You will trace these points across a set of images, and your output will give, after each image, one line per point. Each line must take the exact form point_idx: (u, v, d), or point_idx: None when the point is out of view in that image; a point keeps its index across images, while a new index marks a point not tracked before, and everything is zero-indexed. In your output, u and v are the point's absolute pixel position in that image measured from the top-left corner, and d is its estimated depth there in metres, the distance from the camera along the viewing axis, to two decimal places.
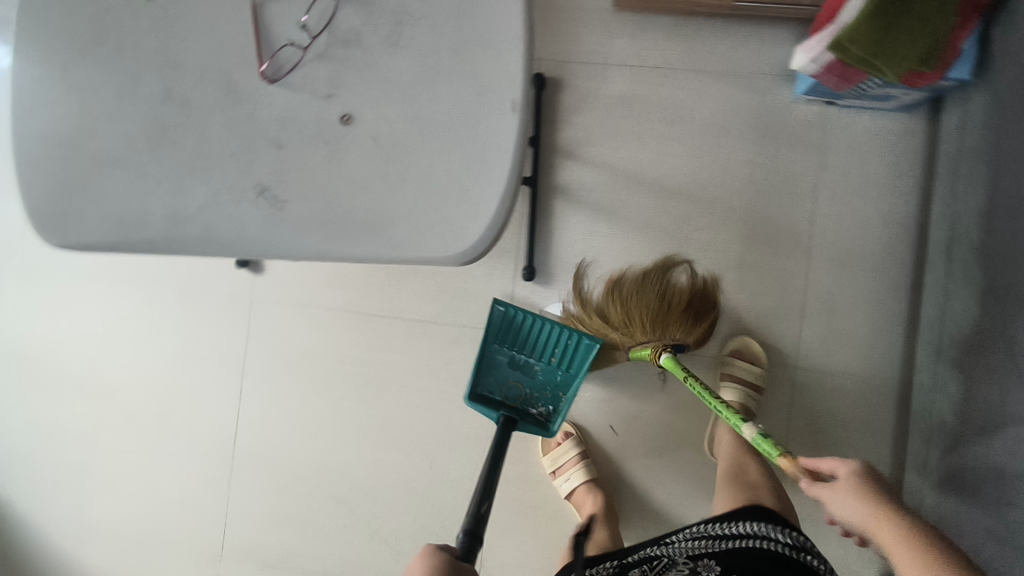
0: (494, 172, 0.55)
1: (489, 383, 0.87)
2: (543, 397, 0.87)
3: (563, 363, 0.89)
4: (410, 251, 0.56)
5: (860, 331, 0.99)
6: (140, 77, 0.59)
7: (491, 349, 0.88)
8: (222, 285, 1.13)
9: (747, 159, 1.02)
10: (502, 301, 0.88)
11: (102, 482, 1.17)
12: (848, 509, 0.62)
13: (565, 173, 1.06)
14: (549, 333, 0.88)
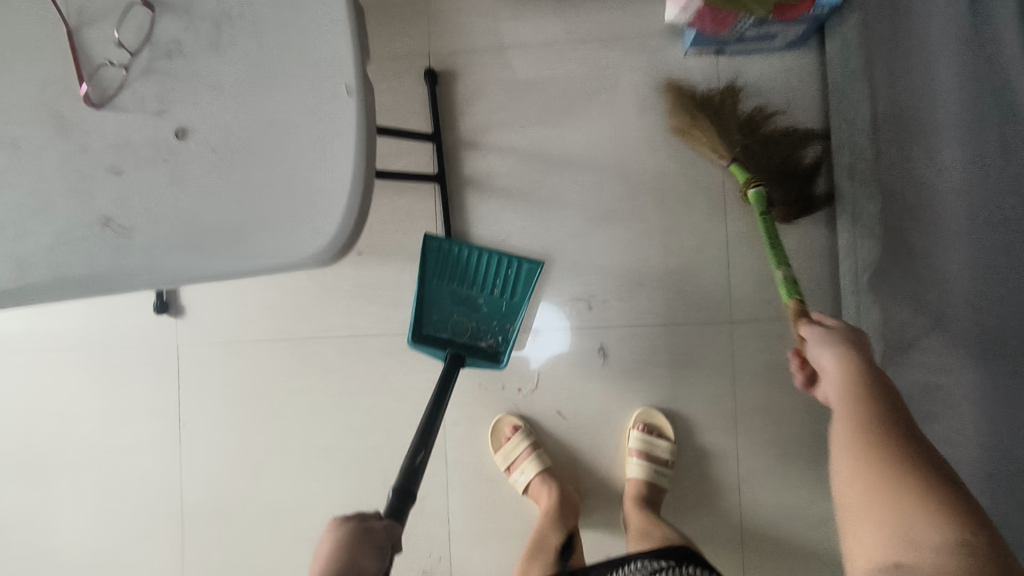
0: (340, 162, 0.53)
1: (434, 323, 0.92)
2: (490, 329, 0.93)
3: (505, 292, 0.95)
4: (265, 258, 0.53)
5: (788, 271, 0.98)
6: None
7: (433, 286, 0.93)
8: (143, 335, 1.09)
9: (649, 121, 1.01)
10: (435, 237, 0.92)
11: (49, 560, 1.11)
12: (823, 354, 0.66)
13: (473, 164, 1.04)
14: (489, 263, 0.94)
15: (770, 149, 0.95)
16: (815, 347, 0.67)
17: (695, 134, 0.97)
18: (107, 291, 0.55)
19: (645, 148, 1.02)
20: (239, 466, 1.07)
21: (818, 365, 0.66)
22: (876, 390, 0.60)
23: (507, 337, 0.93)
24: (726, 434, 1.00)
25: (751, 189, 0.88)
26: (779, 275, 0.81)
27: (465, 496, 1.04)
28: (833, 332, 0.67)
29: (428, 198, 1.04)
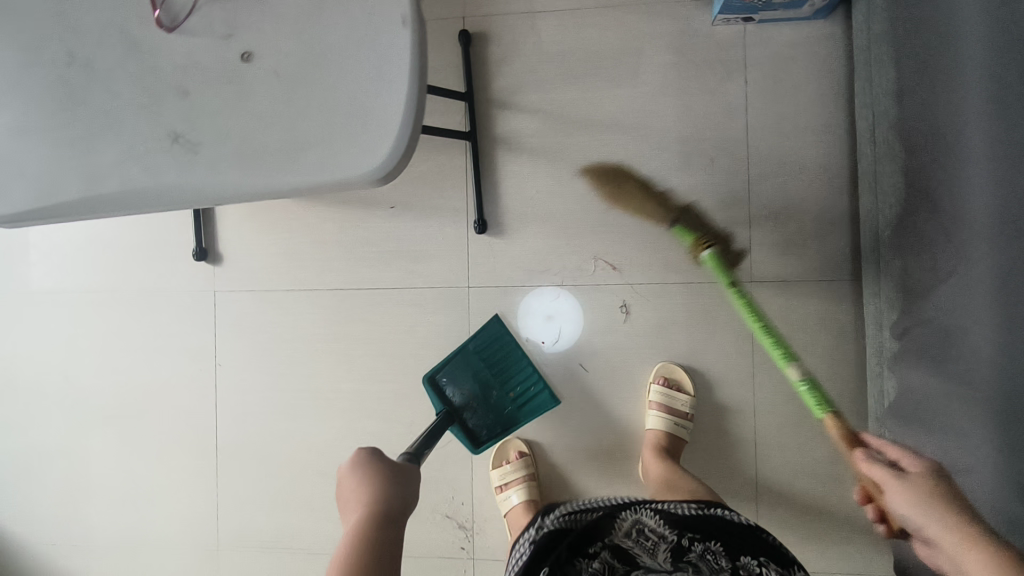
0: (394, 87, 0.57)
1: (448, 377, 1.04)
2: (484, 419, 1.03)
3: (518, 399, 1.05)
4: (324, 175, 0.57)
5: (808, 235, 1.01)
6: (43, 44, 0.60)
7: (468, 352, 1.05)
8: (184, 281, 1.15)
9: (676, 85, 1.04)
10: (499, 320, 1.07)
11: (90, 492, 1.18)
12: (903, 505, 0.66)
13: (503, 123, 1.07)
14: (524, 371, 1.05)
15: (700, 226, 1.02)
16: (896, 500, 0.67)
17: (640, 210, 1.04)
18: (184, 203, 0.60)
19: (673, 111, 1.04)
20: (273, 411, 1.13)
21: (907, 517, 0.67)
22: (974, 521, 0.61)
23: (491, 433, 1.03)
24: (744, 391, 1.03)
25: (705, 252, 0.96)
26: (792, 374, 0.85)
27: (488, 445, 1.08)
28: (914, 477, 0.67)
29: (460, 156, 1.08)
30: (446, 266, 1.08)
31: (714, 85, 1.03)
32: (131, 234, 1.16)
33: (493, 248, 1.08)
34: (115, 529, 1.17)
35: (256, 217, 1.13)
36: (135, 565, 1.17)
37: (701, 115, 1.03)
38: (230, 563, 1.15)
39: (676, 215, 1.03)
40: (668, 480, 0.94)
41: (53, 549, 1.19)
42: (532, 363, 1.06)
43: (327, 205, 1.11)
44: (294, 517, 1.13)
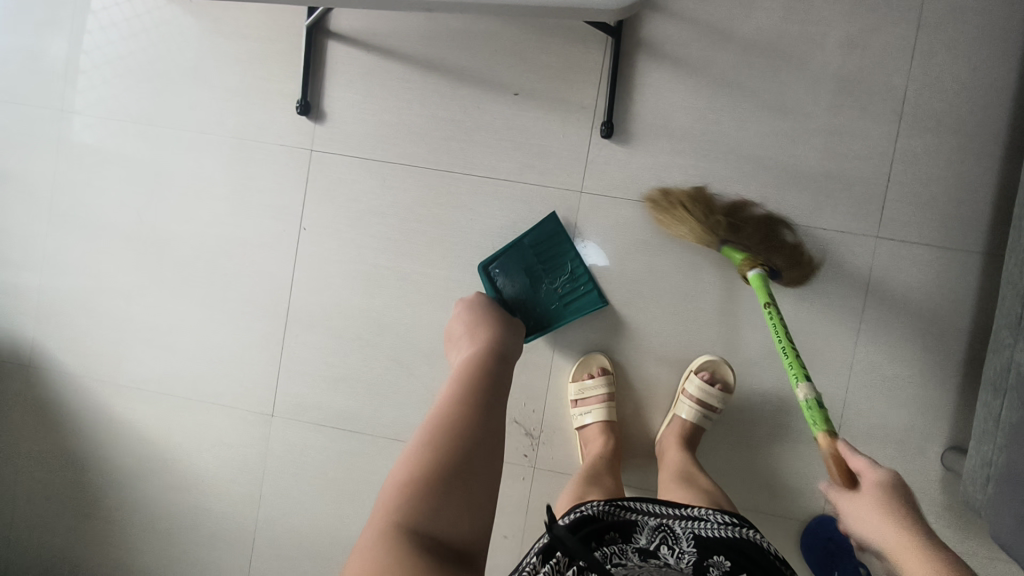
0: None
1: (503, 268, 1.03)
2: (534, 311, 1.03)
3: (563, 298, 1.03)
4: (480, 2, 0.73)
5: (944, 199, 0.97)
6: None
7: (522, 246, 1.03)
8: (281, 134, 1.09)
9: (842, 18, 0.98)
10: (556, 218, 1.02)
11: (145, 334, 1.14)
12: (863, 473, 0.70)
13: (651, 26, 1.01)
14: (574, 271, 1.03)
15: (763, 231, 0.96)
16: (865, 520, 0.68)
17: (672, 218, 0.98)
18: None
19: (831, 47, 0.99)
20: (351, 285, 1.09)
21: (869, 538, 0.67)
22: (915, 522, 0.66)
23: (541, 325, 1.03)
24: (843, 347, 0.99)
25: (751, 270, 0.91)
26: (803, 395, 0.80)
27: (570, 356, 1.05)
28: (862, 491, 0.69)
29: (597, 52, 1.02)
30: (563, 168, 1.04)
31: (880, 26, 0.98)
32: (230, 74, 1.10)
33: (615, 156, 1.02)
34: (164, 376, 1.13)
35: (369, 81, 1.07)
36: (183, 418, 1.13)
37: (860, 55, 0.98)
38: (279, 433, 1.11)
39: (727, 234, 0.95)
40: (684, 475, 0.92)
41: (100, 387, 1.15)
42: (583, 265, 1.03)
43: (449, 79, 1.05)
44: (358, 396, 1.09)
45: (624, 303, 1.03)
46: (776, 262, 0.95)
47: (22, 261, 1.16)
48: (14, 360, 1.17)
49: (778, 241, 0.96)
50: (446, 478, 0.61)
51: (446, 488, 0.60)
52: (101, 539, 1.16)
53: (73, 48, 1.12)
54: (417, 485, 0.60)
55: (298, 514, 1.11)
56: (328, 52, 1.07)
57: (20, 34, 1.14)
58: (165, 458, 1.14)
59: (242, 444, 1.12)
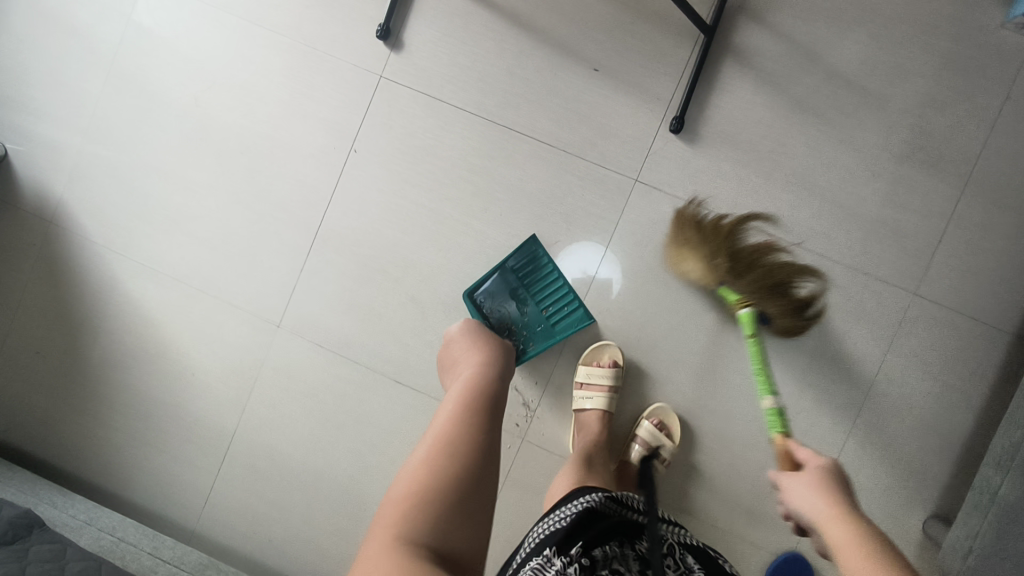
0: None
1: (486, 294, 1.04)
2: (521, 333, 1.04)
3: (551, 319, 1.04)
4: None
5: (991, 271, 0.97)
6: None
7: (504, 270, 1.03)
8: (355, 53, 1.08)
9: (935, 72, 0.98)
10: (536, 241, 1.03)
11: (169, 218, 1.13)
12: (807, 495, 0.70)
13: (745, 34, 1.01)
14: (558, 291, 1.03)
15: (764, 278, 0.93)
16: (796, 491, 0.72)
17: (683, 249, 0.98)
18: None
19: (917, 99, 0.98)
20: (386, 219, 1.08)
21: (799, 509, 0.71)
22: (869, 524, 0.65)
23: (527, 348, 1.03)
24: (855, 393, 0.99)
25: (744, 308, 0.92)
26: (766, 404, 0.84)
27: (585, 338, 1.05)
28: (810, 473, 0.72)
29: (686, 49, 1.01)
30: (623, 153, 1.03)
31: (970, 88, 0.97)
32: None
33: (678, 153, 1.02)
34: (178, 264, 1.13)
35: (454, 21, 1.06)
36: (189, 309, 1.12)
37: (944, 111, 0.98)
38: (280, 345, 1.11)
39: (727, 276, 0.94)
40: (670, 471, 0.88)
41: (115, 259, 1.14)
42: (567, 284, 1.03)
43: (534, 39, 1.05)
44: (366, 328, 1.09)
45: (650, 300, 1.03)
46: (769, 308, 0.94)
47: (69, 118, 1.15)
48: (36, 213, 1.15)
49: (777, 289, 0.94)
50: (452, 496, 0.61)
51: (451, 502, 0.60)
52: (79, 409, 1.15)
53: None
54: (420, 501, 0.60)
55: (279, 429, 1.11)
56: None
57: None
58: (161, 344, 1.13)
59: (241, 348, 1.11)
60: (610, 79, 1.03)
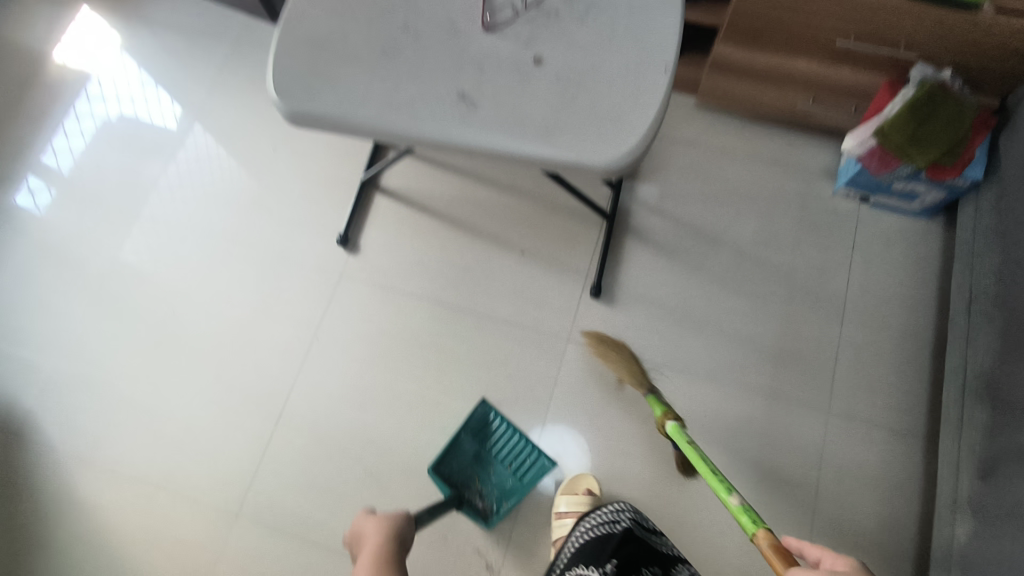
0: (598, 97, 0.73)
1: (450, 464, 1.06)
2: (490, 494, 1.06)
3: (517, 473, 1.07)
4: (573, 152, 0.71)
5: (886, 386, 1.10)
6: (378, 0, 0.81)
7: (462, 437, 1.08)
8: (320, 258, 1.27)
9: (793, 232, 1.22)
10: (486, 404, 1.11)
11: (137, 419, 1.18)
12: None
13: (640, 217, 1.25)
14: (517, 446, 1.09)
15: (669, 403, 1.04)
16: None
17: (609, 348, 1.11)
18: (457, 144, 0.74)
19: (785, 253, 1.20)
20: (346, 396, 1.17)
21: None
22: None
23: (499, 508, 1.05)
24: (801, 515, 1.04)
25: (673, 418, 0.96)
26: (733, 501, 0.82)
27: (541, 491, 1.09)
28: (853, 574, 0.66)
29: (594, 231, 1.24)
30: (554, 317, 1.19)
31: (823, 241, 1.21)
32: (290, 207, 1.32)
33: (601, 314, 1.18)
34: (140, 463, 1.15)
35: (403, 226, 1.28)
36: (147, 508, 1.12)
37: (809, 260, 1.20)
38: (239, 535, 1.10)
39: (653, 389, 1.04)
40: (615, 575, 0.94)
41: (76, 466, 1.16)
42: (523, 436, 1.10)
43: (470, 235, 1.26)
44: (328, 506, 1.10)
45: (597, 445, 1.11)
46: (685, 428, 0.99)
47: (51, 337, 1.25)
48: (2, 428, 1.19)
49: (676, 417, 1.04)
50: None
51: None
52: None
53: (167, 172, 1.37)
54: None
55: None
56: (374, 201, 1.30)
57: (123, 156, 1.40)
58: (112, 549, 1.10)
59: (199, 543, 1.10)
60: (536, 260, 1.23)
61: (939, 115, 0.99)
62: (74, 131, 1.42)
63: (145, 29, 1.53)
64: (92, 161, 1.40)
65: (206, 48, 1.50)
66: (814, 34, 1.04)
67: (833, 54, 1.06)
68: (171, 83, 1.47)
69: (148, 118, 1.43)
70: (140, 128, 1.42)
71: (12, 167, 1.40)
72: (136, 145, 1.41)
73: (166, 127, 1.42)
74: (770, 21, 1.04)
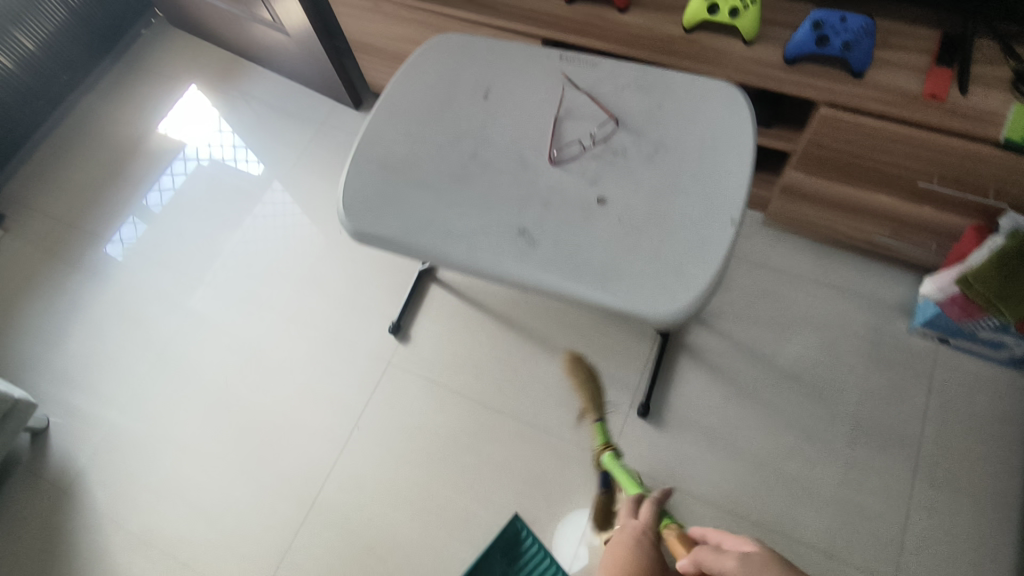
0: (656, 251, 0.72)
1: None
2: None
3: None
4: (629, 302, 0.70)
5: (962, 558, 0.99)
6: (451, 127, 0.83)
7: (491, 557, 1.03)
8: (370, 344, 1.28)
9: (863, 367, 1.14)
10: (519, 519, 1.06)
11: (175, 490, 1.20)
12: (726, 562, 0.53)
13: (697, 334, 1.21)
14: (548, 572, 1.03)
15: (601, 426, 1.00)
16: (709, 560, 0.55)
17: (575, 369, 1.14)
18: (513, 280, 0.74)
19: (852, 390, 1.13)
20: (380, 492, 1.15)
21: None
22: None
23: None
24: None
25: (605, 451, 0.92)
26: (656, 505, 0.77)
27: None
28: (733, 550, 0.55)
29: (648, 345, 1.20)
30: (599, 432, 1.14)
31: (896, 382, 1.13)
32: (349, 290, 1.35)
33: (647, 435, 1.13)
34: (172, 536, 1.16)
35: (455, 320, 1.28)
36: None
37: (880, 401, 1.11)
38: None
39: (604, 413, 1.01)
40: None
41: (114, 530, 1.18)
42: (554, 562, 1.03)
43: (520, 335, 1.25)
44: None
45: None
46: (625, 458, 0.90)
47: (112, 396, 1.31)
48: (54, 481, 1.23)
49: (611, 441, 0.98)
50: None
51: None
52: None
53: (240, 245, 1.44)
54: None
55: None
56: (429, 292, 1.32)
57: (205, 224, 1.48)
58: None
59: None
60: (585, 368, 1.20)
61: None
62: (165, 197, 1.53)
63: (242, 107, 1.65)
64: (177, 227, 1.49)
65: (292, 128, 1.59)
66: (897, 172, 1.00)
67: (916, 192, 1.01)
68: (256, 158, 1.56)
69: (232, 191, 1.52)
70: (223, 199, 1.51)
71: (106, 226, 1.51)
72: (216, 214, 1.49)
73: (246, 198, 1.50)
74: (847, 155, 1.01)
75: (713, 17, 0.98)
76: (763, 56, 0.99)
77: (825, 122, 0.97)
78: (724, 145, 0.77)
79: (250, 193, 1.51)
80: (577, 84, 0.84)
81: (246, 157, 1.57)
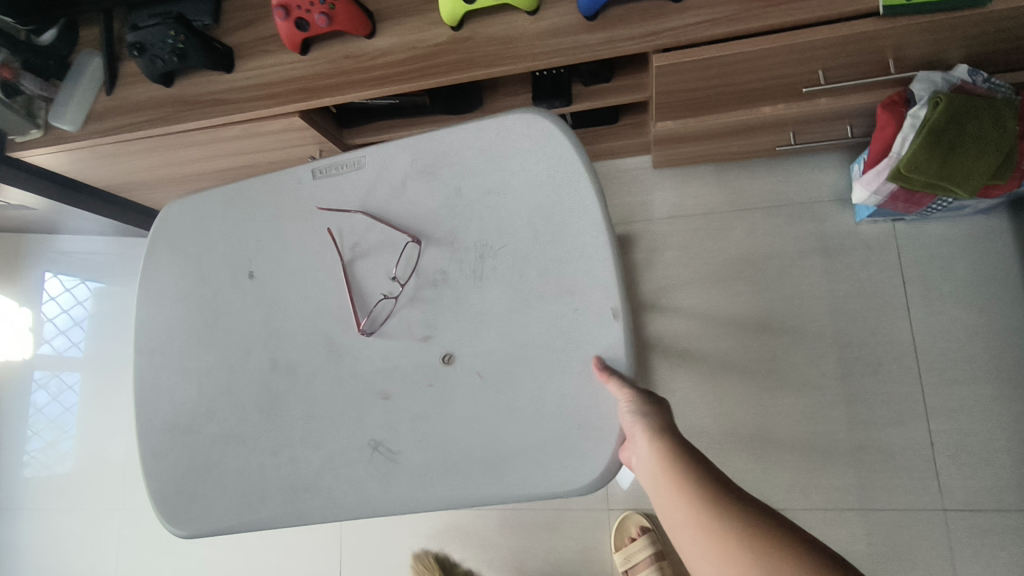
0: (547, 404, 0.54)
1: None
2: None
3: None
4: (536, 491, 0.52)
5: (992, 445, 0.92)
6: (227, 336, 0.62)
7: None
8: None
9: (822, 285, 1.03)
10: None
11: None
12: None
13: (643, 329, 1.06)
14: None
15: None
16: None
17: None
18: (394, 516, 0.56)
19: (822, 315, 1.02)
20: None
21: None
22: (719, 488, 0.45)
23: None
24: None
25: None
26: None
27: None
28: None
29: None
30: None
31: (858, 284, 1.01)
32: None
33: None
34: None
35: None
36: None
37: (851, 314, 1.01)
38: None
39: None
40: None
41: None
42: None
43: None
44: None
45: None
46: None
47: None
48: None
49: None
50: None
51: None
52: None
53: (132, 451, 1.27)
54: None
55: None
56: None
57: (120, 398, 1.30)
58: None
59: None
60: None
61: (970, 134, 0.75)
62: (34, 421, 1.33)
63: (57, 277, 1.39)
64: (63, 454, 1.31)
65: (115, 293, 1.35)
66: (773, 82, 0.80)
67: (798, 91, 0.82)
68: (111, 323, 1.34)
69: (92, 394, 1.32)
70: (89, 408, 1.31)
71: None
72: (100, 412, 1.31)
73: (133, 357, 1.31)
74: (710, 87, 0.80)
75: (474, 6, 0.74)
76: (563, 23, 0.76)
77: (666, 72, 0.76)
78: (560, 213, 0.55)
79: (112, 388, 1.31)
80: (343, 208, 0.61)
81: (87, 348, 1.34)
